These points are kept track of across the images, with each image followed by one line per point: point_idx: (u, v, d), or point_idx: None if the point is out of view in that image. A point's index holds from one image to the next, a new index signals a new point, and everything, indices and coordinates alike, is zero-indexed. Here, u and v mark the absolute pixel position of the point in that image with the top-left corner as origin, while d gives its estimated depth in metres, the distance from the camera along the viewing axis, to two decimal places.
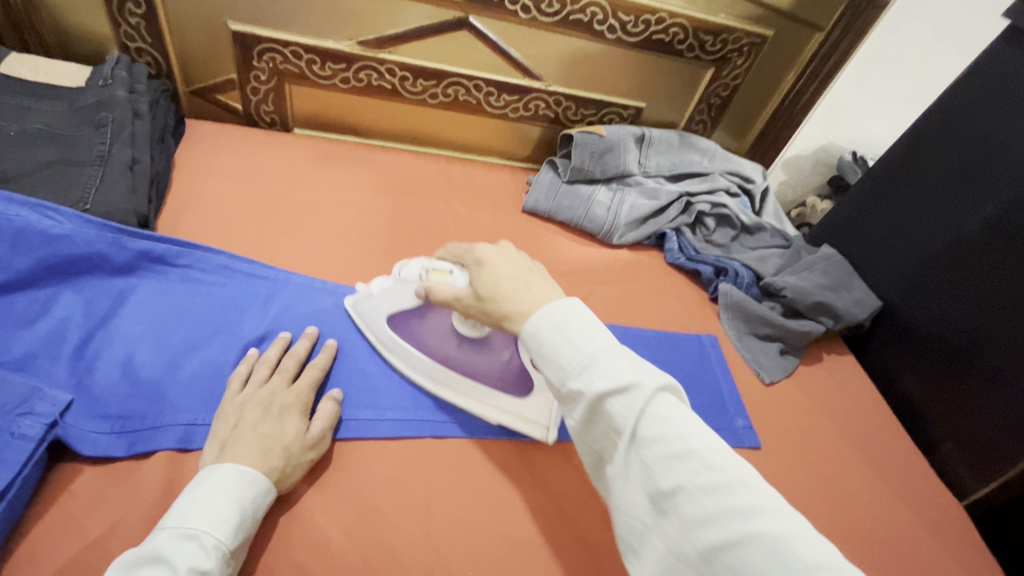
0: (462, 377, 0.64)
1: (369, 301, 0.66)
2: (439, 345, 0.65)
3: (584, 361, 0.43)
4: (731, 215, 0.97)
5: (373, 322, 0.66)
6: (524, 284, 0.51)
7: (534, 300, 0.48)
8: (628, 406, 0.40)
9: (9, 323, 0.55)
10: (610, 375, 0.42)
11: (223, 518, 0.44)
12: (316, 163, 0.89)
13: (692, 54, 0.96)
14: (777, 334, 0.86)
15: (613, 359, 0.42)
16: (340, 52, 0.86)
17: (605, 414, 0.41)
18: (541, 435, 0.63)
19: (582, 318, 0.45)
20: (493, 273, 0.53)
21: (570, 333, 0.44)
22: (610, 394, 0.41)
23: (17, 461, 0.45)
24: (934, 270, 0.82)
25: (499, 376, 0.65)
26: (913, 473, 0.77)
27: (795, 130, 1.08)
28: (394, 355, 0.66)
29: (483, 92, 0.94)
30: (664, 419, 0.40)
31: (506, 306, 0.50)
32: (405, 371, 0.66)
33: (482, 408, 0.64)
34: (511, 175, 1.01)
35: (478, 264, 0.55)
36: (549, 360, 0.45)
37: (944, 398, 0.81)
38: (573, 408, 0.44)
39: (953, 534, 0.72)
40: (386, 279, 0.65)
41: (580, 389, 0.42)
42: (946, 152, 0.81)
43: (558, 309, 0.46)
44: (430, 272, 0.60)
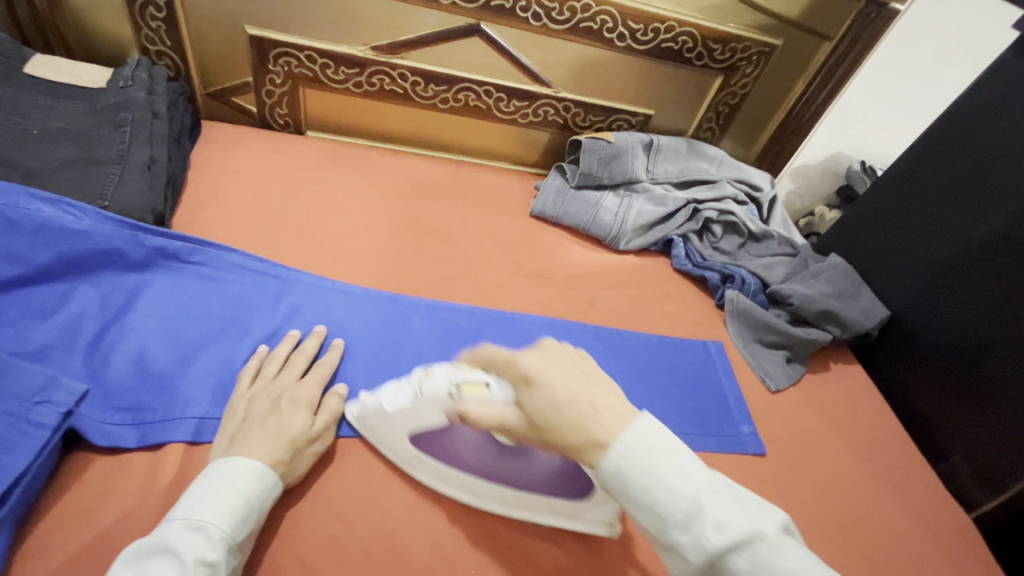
0: (508, 490, 0.56)
1: (383, 417, 0.55)
2: (476, 460, 0.56)
3: (689, 510, 0.39)
4: (738, 223, 0.97)
5: (392, 438, 0.57)
6: (589, 408, 0.43)
7: (607, 428, 0.42)
8: (752, 561, 0.38)
9: (28, 316, 0.57)
10: (726, 525, 0.38)
11: (230, 510, 0.45)
12: (328, 165, 0.90)
13: (701, 62, 0.96)
14: (783, 342, 0.85)
15: (723, 506, 0.39)
16: (354, 56, 0.88)
17: (727, 570, 0.38)
18: (606, 532, 0.57)
19: (672, 454, 0.41)
20: (550, 393, 0.44)
21: (663, 472, 0.40)
22: (731, 552, 0.38)
23: (34, 449, 0.46)
24: (943, 279, 0.82)
25: (550, 482, 0.56)
26: (919, 483, 0.77)
27: (803, 139, 1.08)
28: (424, 471, 0.57)
29: (493, 98, 0.96)
30: (795, 567, 0.37)
31: (575, 437, 0.43)
32: (438, 487, 0.57)
33: (535, 515, 0.57)
34: (520, 180, 1.02)
35: (527, 382, 0.46)
36: (641, 503, 0.41)
37: (952, 408, 0.80)
38: (679, 556, 0.40)
39: (960, 547, 0.71)
40: (397, 391, 0.55)
41: (691, 543, 0.39)
42: (950, 163, 0.82)
43: (634, 437, 0.42)
44: (461, 387, 0.49)
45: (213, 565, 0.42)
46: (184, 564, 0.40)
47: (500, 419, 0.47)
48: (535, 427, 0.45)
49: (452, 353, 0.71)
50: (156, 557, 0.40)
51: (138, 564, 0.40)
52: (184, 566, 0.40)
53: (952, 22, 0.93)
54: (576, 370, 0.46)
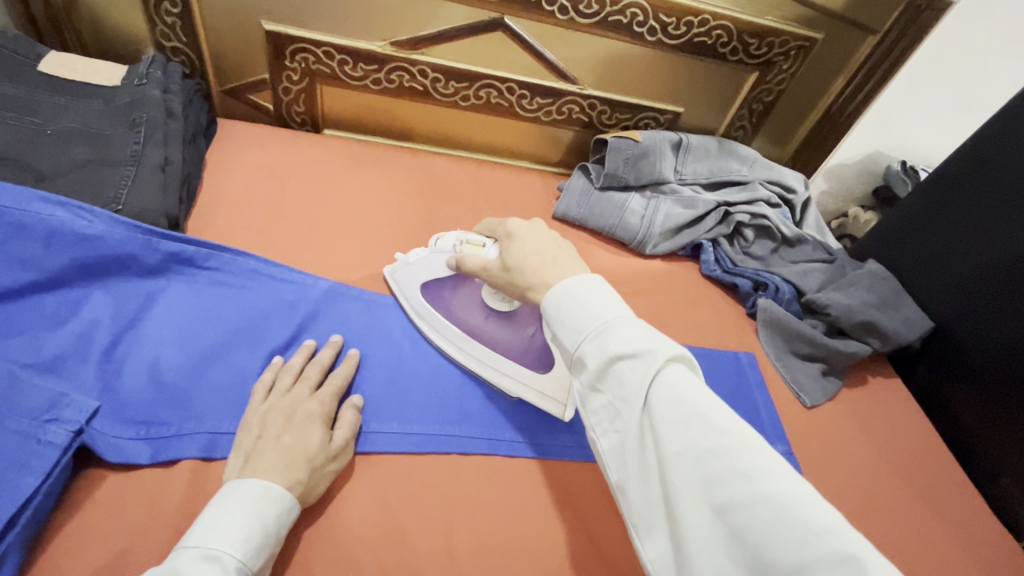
0: (486, 346, 0.66)
1: (405, 270, 0.70)
2: (467, 315, 0.67)
3: (600, 328, 0.43)
4: (771, 227, 0.92)
5: (407, 289, 0.69)
6: (551, 260, 0.52)
7: (558, 273, 0.50)
8: (639, 371, 0.40)
9: (40, 323, 0.56)
10: (624, 340, 0.42)
11: (246, 538, 0.43)
12: (346, 165, 0.88)
13: (736, 58, 0.92)
14: (819, 354, 0.81)
15: (629, 328, 0.43)
16: (373, 53, 0.85)
17: (615, 379, 0.41)
18: (558, 411, 0.63)
19: (602, 291, 0.46)
20: (522, 246, 0.55)
21: (585, 299, 0.45)
22: (621, 359, 0.41)
23: (43, 468, 0.45)
24: (994, 291, 0.76)
25: (522, 349, 0.65)
26: (966, 508, 0.72)
27: (840, 137, 1.03)
28: (424, 318, 0.69)
29: (516, 95, 0.92)
30: (678, 383, 0.40)
31: (530, 277, 0.52)
32: (432, 337, 0.68)
33: (501, 377, 0.65)
34: (542, 180, 0.99)
35: (508, 238, 0.57)
36: (565, 323, 0.46)
37: (1002, 429, 0.75)
38: (583, 371, 0.44)
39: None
40: (422, 250, 0.69)
41: (592, 353, 0.43)
42: (1010, 166, 0.76)
43: (577, 279, 0.47)
44: (465, 243, 0.62)
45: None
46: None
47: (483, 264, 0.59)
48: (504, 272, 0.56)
49: None
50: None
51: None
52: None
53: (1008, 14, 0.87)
54: (551, 236, 0.56)
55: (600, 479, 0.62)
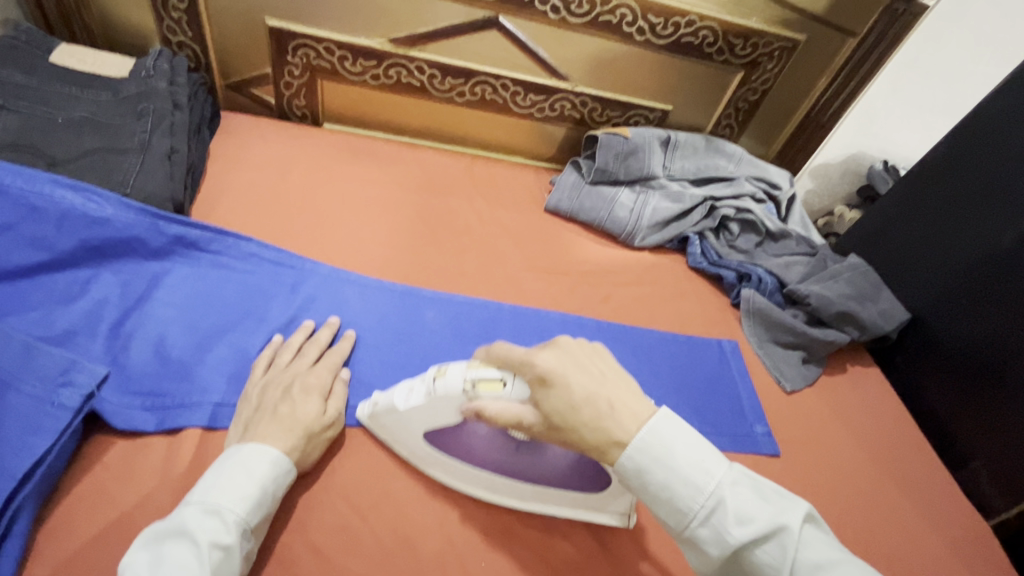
0: (526, 484, 0.56)
1: (399, 416, 0.55)
2: (491, 455, 0.56)
3: (713, 504, 0.42)
4: (756, 221, 0.95)
5: (407, 436, 0.56)
6: (607, 406, 0.45)
7: (624, 426, 0.44)
8: (775, 548, 0.41)
9: (51, 299, 0.58)
10: (747, 519, 0.42)
11: (245, 495, 0.46)
12: (344, 157, 0.91)
13: (722, 58, 0.95)
14: (799, 342, 0.84)
15: (743, 499, 0.42)
16: (372, 49, 0.88)
17: (748, 557, 0.42)
18: (621, 522, 0.57)
19: (698, 452, 0.44)
20: (566, 395, 0.45)
21: (681, 468, 0.43)
22: (751, 541, 0.41)
23: (55, 429, 0.47)
24: (967, 283, 0.80)
25: (565, 475, 0.56)
26: (937, 489, 0.75)
27: (824, 137, 1.06)
28: (440, 469, 0.57)
29: (510, 92, 0.95)
30: (810, 549, 0.41)
31: (591, 435, 0.45)
32: (457, 486, 0.57)
33: (550, 508, 0.57)
34: (535, 175, 1.02)
35: (543, 384, 0.46)
36: (664, 499, 0.43)
37: (974, 415, 0.78)
38: (699, 548, 0.43)
39: (977, 553, 0.70)
40: (410, 391, 0.54)
41: (713, 535, 0.42)
42: (980, 162, 0.80)
43: (657, 439, 0.44)
44: (477, 386, 0.48)
45: (227, 549, 0.43)
46: (199, 547, 0.41)
47: (515, 414, 0.47)
48: (551, 427, 0.46)
49: (465, 349, 0.71)
50: (172, 538, 0.41)
51: (155, 546, 0.41)
52: (199, 550, 0.41)
53: (982, 19, 0.91)
54: (595, 370, 0.47)
55: None
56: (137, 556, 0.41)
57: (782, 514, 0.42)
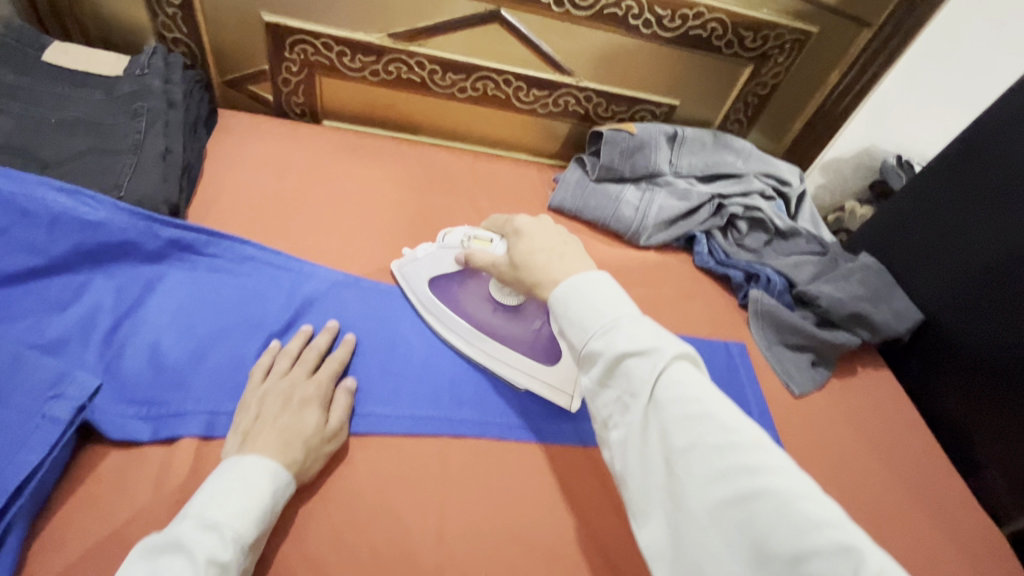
0: (495, 338, 0.68)
1: (414, 265, 0.71)
2: (475, 308, 0.69)
3: (608, 325, 0.45)
4: (765, 219, 0.93)
5: (415, 284, 0.71)
6: (557, 257, 0.53)
7: (565, 270, 0.51)
8: (648, 369, 0.42)
9: (45, 306, 0.57)
10: (631, 339, 0.43)
11: (243, 510, 0.45)
12: (344, 156, 0.89)
13: (731, 51, 0.92)
14: (809, 345, 0.82)
15: (636, 326, 0.44)
16: (371, 44, 0.86)
17: (623, 374, 0.43)
18: (565, 403, 0.66)
19: (609, 288, 0.47)
20: (530, 242, 0.57)
21: (590, 295, 0.47)
22: (629, 357, 0.43)
23: (46, 443, 0.46)
24: (985, 285, 0.77)
25: (528, 342, 0.67)
26: (950, 496, 0.74)
27: (836, 131, 1.03)
28: (433, 314, 0.70)
29: (512, 87, 0.93)
30: (685, 382, 0.41)
31: (539, 272, 0.53)
32: (439, 331, 0.70)
33: (510, 371, 0.67)
34: (538, 171, 1.00)
35: (516, 234, 0.59)
36: (573, 320, 0.47)
37: (990, 421, 0.76)
38: (591, 368, 0.45)
39: (990, 561, 0.68)
40: (431, 247, 0.71)
41: (601, 349, 0.44)
42: (1000, 159, 0.77)
43: (583, 276, 0.48)
44: (473, 238, 0.66)
45: (224, 566, 0.42)
46: (197, 562, 0.40)
47: (492, 256, 0.62)
48: (514, 268, 0.58)
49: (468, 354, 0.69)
50: (169, 551, 0.40)
51: (150, 559, 0.40)
52: (197, 565, 0.40)
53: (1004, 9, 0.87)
54: (557, 232, 0.58)
55: (591, 462, 0.63)
56: (132, 568, 0.39)
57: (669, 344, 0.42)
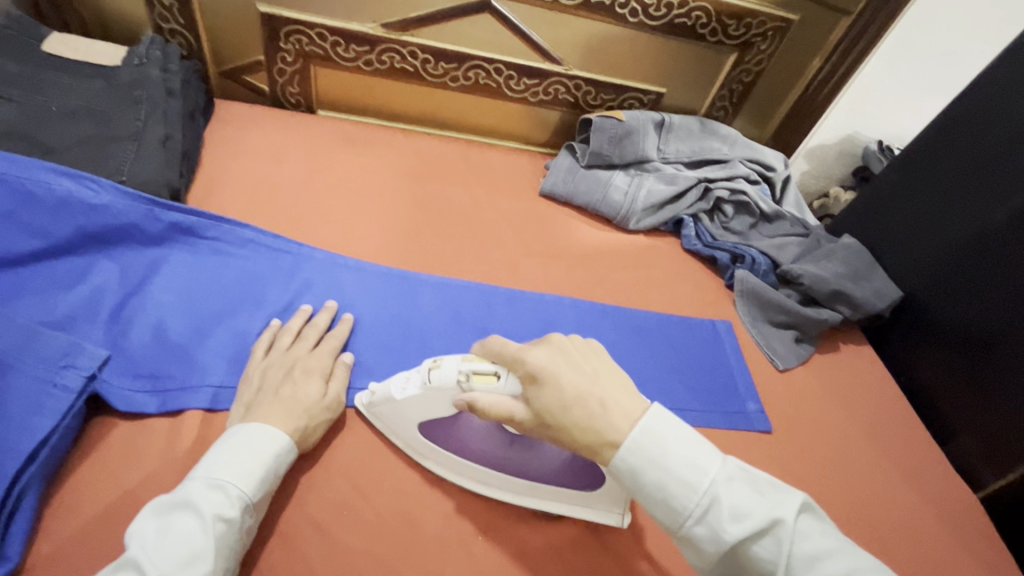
0: (520, 479, 0.56)
1: (392, 407, 0.56)
2: (484, 446, 0.56)
3: (707, 503, 0.41)
4: (750, 203, 0.96)
5: (402, 426, 0.57)
6: (598, 407, 0.45)
7: (616, 428, 0.44)
8: (773, 544, 0.40)
9: (51, 286, 0.59)
10: (742, 513, 0.41)
11: (247, 471, 0.47)
12: (339, 144, 0.91)
13: (715, 39, 0.95)
14: (793, 321, 0.85)
15: (737, 495, 0.42)
16: (364, 34, 0.88)
17: (747, 554, 0.41)
18: (616, 520, 0.56)
19: (689, 448, 0.43)
20: (557, 393, 0.45)
21: (674, 464, 0.42)
22: (749, 536, 0.40)
23: (58, 409, 0.48)
24: (958, 261, 0.81)
25: (557, 471, 0.55)
26: (927, 462, 0.77)
27: (819, 118, 1.06)
28: (435, 459, 0.58)
29: (503, 76, 0.95)
30: (812, 544, 0.40)
31: (581, 435, 0.45)
32: (449, 477, 0.58)
33: (545, 505, 0.57)
34: (530, 159, 1.02)
35: (533, 382, 0.46)
36: (661, 501, 0.43)
37: (963, 390, 0.79)
38: (699, 546, 0.42)
39: (964, 522, 0.72)
40: (405, 382, 0.54)
41: (710, 534, 0.41)
42: (970, 140, 0.80)
43: (646, 434, 0.43)
44: (472, 376, 0.49)
45: (230, 522, 0.44)
46: (204, 519, 0.43)
47: (503, 406, 0.48)
48: (541, 422, 0.47)
49: (463, 333, 0.71)
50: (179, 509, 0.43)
51: (161, 516, 0.43)
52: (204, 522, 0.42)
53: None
54: (589, 370, 0.47)
55: None
56: (144, 524, 0.42)
57: (781, 508, 0.41)
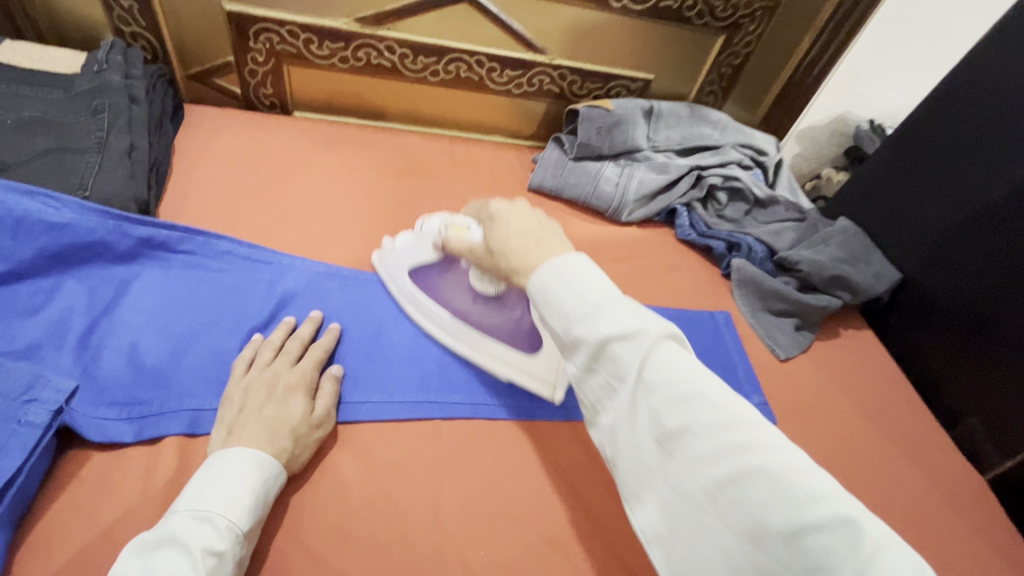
0: (475, 330, 0.67)
1: (394, 256, 0.71)
2: (454, 296, 0.68)
3: (590, 310, 0.42)
4: (744, 188, 0.93)
5: (395, 275, 0.70)
6: (533, 241, 0.50)
7: (542, 256, 0.47)
8: (634, 353, 0.40)
9: (13, 313, 0.55)
10: (614, 323, 0.41)
11: (235, 500, 0.44)
12: (318, 147, 0.88)
13: (702, 21, 0.92)
14: (792, 310, 0.83)
15: (618, 309, 0.42)
16: (338, 30, 0.84)
17: (609, 360, 0.41)
18: (547, 393, 0.65)
19: (589, 270, 0.44)
20: (505, 228, 0.52)
21: (571, 279, 0.44)
22: (614, 342, 0.41)
23: (23, 448, 0.45)
24: (960, 239, 0.79)
25: (511, 332, 0.66)
26: (933, 446, 0.76)
27: (809, 99, 1.03)
28: (415, 307, 0.69)
29: (485, 68, 0.92)
30: (670, 362, 0.40)
31: (515, 261, 0.50)
32: (418, 320, 0.69)
33: (489, 360, 0.66)
34: (516, 153, 0.99)
35: (490, 220, 0.55)
36: (553, 308, 0.44)
37: (968, 372, 0.78)
38: (575, 353, 0.43)
39: (974, 506, 0.71)
40: (408, 236, 0.71)
41: (584, 336, 0.42)
42: (967, 114, 0.78)
43: (565, 261, 0.45)
44: (449, 226, 0.64)
45: (221, 555, 0.42)
46: (192, 554, 0.40)
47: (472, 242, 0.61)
48: (491, 255, 0.54)
49: None
50: (163, 546, 0.40)
51: (144, 555, 0.40)
52: (192, 556, 0.40)
53: None
54: (534, 216, 0.53)
55: (582, 437, 0.64)
56: (126, 565, 0.39)
57: (651, 324, 0.41)
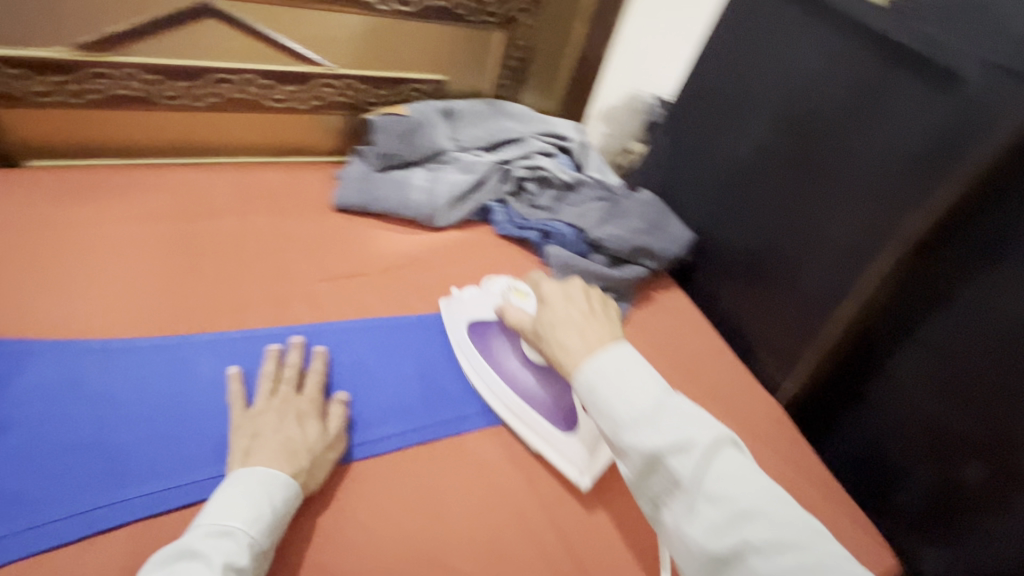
0: (521, 397, 0.68)
1: (458, 305, 0.76)
2: (512, 361, 0.70)
3: (637, 417, 0.48)
4: (550, 176, 0.95)
5: (455, 324, 0.74)
6: (578, 330, 0.58)
7: (588, 350, 0.55)
8: (688, 464, 0.45)
9: None
10: (665, 436, 0.46)
11: (257, 516, 0.48)
12: (61, 199, 0.74)
13: (478, 19, 0.94)
14: (607, 285, 0.88)
15: (668, 418, 0.48)
16: (59, 61, 0.72)
17: (665, 470, 0.46)
18: (575, 477, 0.64)
19: (640, 372, 0.51)
20: (553, 313, 0.62)
21: (616, 382, 0.50)
22: (667, 452, 0.46)
23: None
24: (733, 195, 0.88)
25: (550, 408, 0.67)
26: (737, 384, 0.85)
27: (597, 83, 1.10)
28: (466, 356, 0.72)
29: (259, 86, 0.84)
30: (726, 470, 0.46)
31: (558, 350, 0.58)
32: (472, 376, 0.71)
33: (524, 429, 0.67)
34: (317, 172, 0.93)
35: (543, 302, 0.64)
36: (602, 410, 0.50)
37: (755, 310, 0.88)
38: (627, 458, 0.48)
39: (774, 430, 0.80)
40: (477, 289, 0.76)
41: (636, 444, 0.47)
42: (719, 86, 0.89)
43: (606, 353, 0.53)
44: (512, 289, 0.71)
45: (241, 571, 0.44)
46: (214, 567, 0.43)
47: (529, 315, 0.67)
48: (537, 334, 0.63)
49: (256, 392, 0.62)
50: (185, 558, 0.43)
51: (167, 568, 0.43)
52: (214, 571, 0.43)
53: None
54: (582, 304, 0.62)
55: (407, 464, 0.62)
56: None
57: (701, 433, 0.47)
